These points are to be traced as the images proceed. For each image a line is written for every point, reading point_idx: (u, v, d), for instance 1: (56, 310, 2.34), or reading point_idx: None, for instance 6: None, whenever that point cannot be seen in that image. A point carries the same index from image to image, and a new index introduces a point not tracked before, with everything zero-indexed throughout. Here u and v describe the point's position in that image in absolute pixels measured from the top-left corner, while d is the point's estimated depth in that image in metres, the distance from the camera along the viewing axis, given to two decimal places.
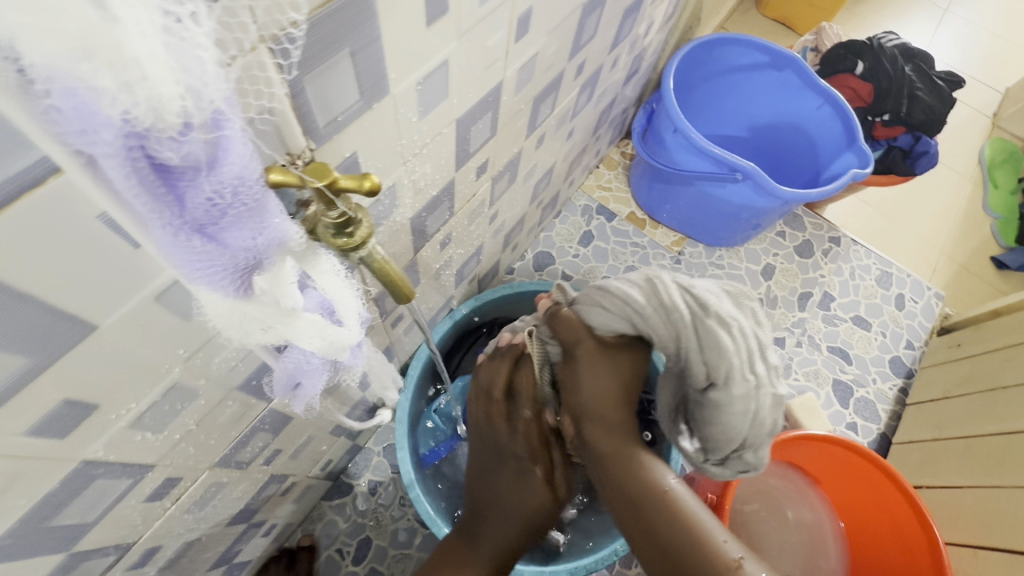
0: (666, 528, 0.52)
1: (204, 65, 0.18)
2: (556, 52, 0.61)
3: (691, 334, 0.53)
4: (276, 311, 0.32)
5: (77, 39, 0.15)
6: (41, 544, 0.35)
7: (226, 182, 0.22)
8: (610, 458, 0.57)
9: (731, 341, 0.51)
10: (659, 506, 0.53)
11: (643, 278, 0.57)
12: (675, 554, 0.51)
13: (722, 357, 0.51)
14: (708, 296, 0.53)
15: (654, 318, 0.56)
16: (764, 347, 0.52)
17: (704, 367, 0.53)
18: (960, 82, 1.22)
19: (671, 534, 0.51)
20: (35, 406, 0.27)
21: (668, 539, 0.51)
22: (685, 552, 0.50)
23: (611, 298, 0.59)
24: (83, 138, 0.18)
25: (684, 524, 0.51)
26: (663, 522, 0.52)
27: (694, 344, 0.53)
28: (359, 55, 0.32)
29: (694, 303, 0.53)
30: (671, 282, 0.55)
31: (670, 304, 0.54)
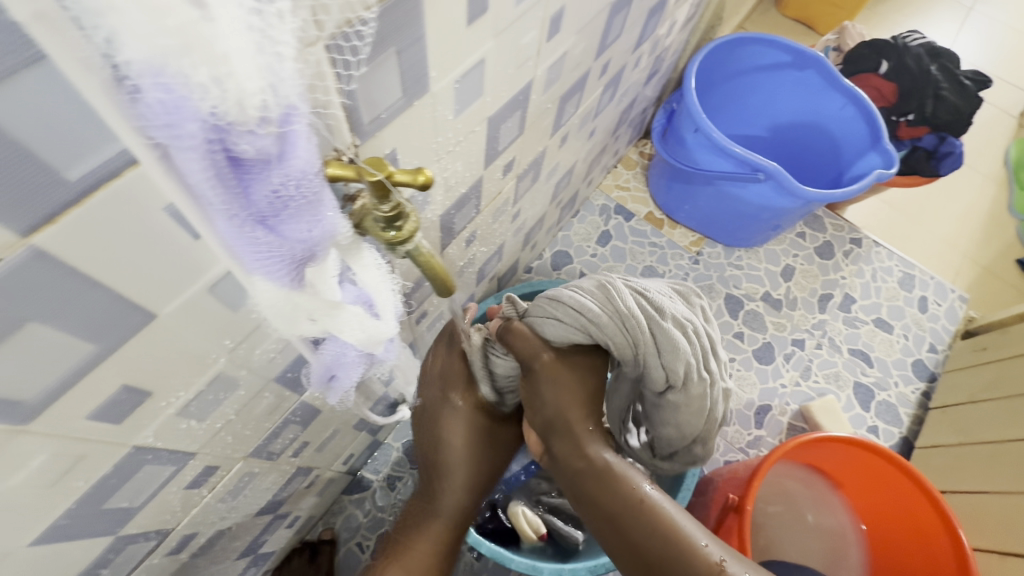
0: (649, 542, 0.48)
1: (282, 62, 0.19)
2: (583, 52, 0.62)
3: (649, 340, 0.52)
4: (323, 303, 0.33)
5: (180, 36, 0.16)
6: (92, 525, 0.37)
7: (291, 176, 0.23)
8: (586, 473, 0.51)
9: (686, 341, 0.53)
10: (641, 517, 0.49)
11: (596, 288, 0.54)
12: (657, 566, 0.48)
13: (679, 358, 0.52)
14: (658, 301, 0.54)
15: (611, 326, 0.52)
16: (711, 350, 0.56)
17: (663, 372, 0.53)
18: (987, 81, 1.20)
19: (653, 546, 0.48)
20: (97, 390, 0.28)
21: (651, 553, 0.48)
22: (667, 563, 0.47)
23: (565, 308, 0.53)
24: (168, 132, 0.19)
25: (666, 534, 0.48)
26: (642, 534, 0.48)
27: (654, 350, 0.52)
28: (403, 54, 0.32)
29: (647, 310, 0.53)
30: (623, 291, 0.53)
31: (627, 313, 0.52)
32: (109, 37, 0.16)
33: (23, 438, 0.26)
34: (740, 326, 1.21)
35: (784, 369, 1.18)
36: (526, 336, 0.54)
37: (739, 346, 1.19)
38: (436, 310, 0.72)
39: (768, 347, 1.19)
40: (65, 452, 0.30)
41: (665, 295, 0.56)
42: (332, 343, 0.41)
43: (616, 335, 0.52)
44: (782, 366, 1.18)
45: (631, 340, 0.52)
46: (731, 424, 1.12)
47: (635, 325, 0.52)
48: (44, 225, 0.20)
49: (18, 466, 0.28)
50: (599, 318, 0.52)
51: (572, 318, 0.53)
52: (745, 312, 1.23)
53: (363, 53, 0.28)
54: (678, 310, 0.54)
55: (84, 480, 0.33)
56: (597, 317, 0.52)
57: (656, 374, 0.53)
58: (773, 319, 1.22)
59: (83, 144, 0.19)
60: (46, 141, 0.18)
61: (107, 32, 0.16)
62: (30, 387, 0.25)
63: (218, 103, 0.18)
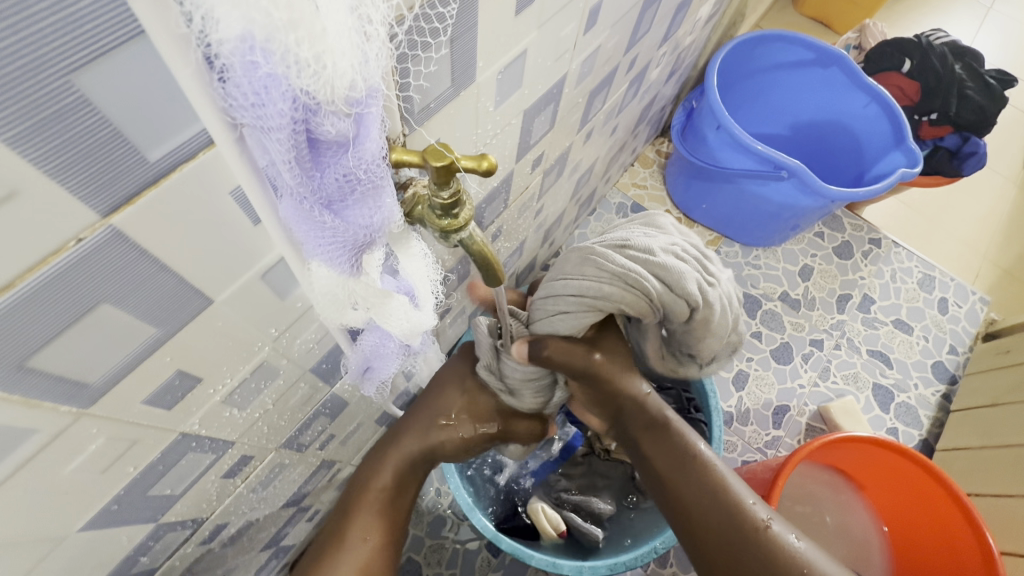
0: (699, 496, 0.50)
1: (369, 42, 0.19)
2: (615, 46, 0.61)
3: (659, 288, 0.48)
4: (374, 292, 0.33)
5: (283, 13, 0.17)
6: (137, 511, 0.37)
7: (364, 160, 0.23)
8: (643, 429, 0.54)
9: (680, 262, 0.49)
10: (694, 472, 0.51)
11: (581, 263, 0.48)
12: (706, 522, 0.50)
13: (687, 280, 0.49)
14: (643, 242, 0.49)
15: (621, 295, 0.48)
16: (705, 255, 0.53)
17: (683, 301, 0.49)
18: (1012, 81, 1.19)
19: (702, 501, 0.50)
20: (154, 374, 0.29)
21: (700, 508, 0.50)
22: (716, 521, 0.49)
23: (569, 300, 0.49)
24: (254, 112, 0.19)
25: (719, 493, 0.50)
26: (693, 489, 0.51)
27: (662, 289, 0.48)
28: (457, 41, 0.32)
29: (638, 260, 0.48)
30: (608, 250, 0.48)
31: (625, 272, 0.47)
32: (208, 15, 0.16)
33: (84, 421, 0.27)
34: (758, 326, 1.20)
35: (803, 369, 1.17)
36: (563, 348, 0.51)
37: (757, 346, 1.18)
38: (461, 305, 0.72)
39: (786, 348, 1.19)
40: (120, 436, 0.30)
41: (642, 230, 0.51)
42: (371, 334, 0.41)
43: (626, 299, 0.48)
44: (801, 367, 1.17)
45: (641, 296, 0.48)
46: (749, 424, 1.11)
47: (643, 283, 0.47)
48: (124, 204, 0.20)
49: (77, 450, 0.28)
50: (605, 287, 0.47)
51: (581, 306, 0.49)
52: (763, 312, 1.22)
53: (447, 24, 0.29)
54: (661, 240, 0.50)
55: (134, 465, 0.33)
56: (602, 288, 0.47)
57: (678, 310, 0.50)
58: (791, 319, 1.21)
59: (165, 122, 0.19)
60: (133, 119, 0.18)
61: (207, 9, 0.16)
62: (95, 369, 0.25)
63: (308, 83, 0.18)
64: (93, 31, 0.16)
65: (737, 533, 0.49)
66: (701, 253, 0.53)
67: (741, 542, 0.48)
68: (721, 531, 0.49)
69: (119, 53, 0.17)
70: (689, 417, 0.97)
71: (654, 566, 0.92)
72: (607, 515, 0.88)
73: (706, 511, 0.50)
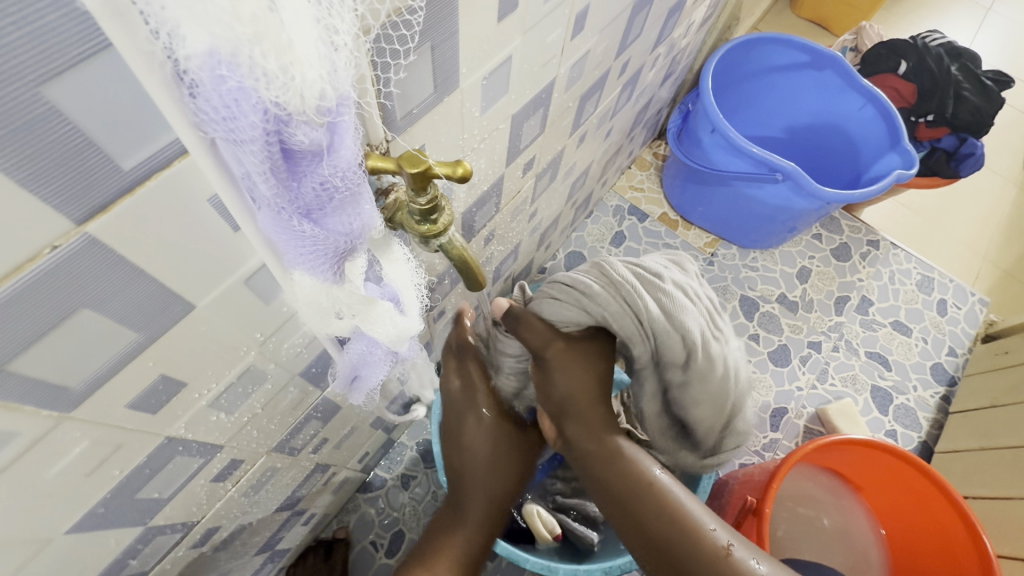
0: (659, 523, 0.49)
1: (337, 51, 0.20)
2: (605, 50, 0.62)
3: (650, 308, 0.53)
4: (357, 299, 0.33)
5: (249, 25, 0.17)
6: (125, 514, 0.37)
7: (339, 168, 0.23)
8: (596, 454, 0.53)
9: (685, 298, 0.55)
10: (652, 498, 0.50)
11: (591, 269, 0.56)
12: (662, 545, 0.49)
13: (688, 317, 0.54)
14: (655, 268, 0.56)
15: (609, 302, 0.53)
16: (716, 311, 0.59)
17: (680, 339, 0.54)
18: (1010, 81, 1.19)
19: (661, 527, 0.49)
20: (136, 380, 0.29)
21: (660, 535, 0.49)
22: (672, 544, 0.49)
23: (563, 290, 0.55)
24: (226, 125, 0.19)
25: (674, 517, 0.49)
26: (653, 516, 0.50)
27: (659, 313, 0.53)
28: (437, 48, 0.32)
29: (645, 279, 0.54)
30: (621, 266, 0.55)
31: (623, 283, 0.53)
32: (175, 31, 0.16)
33: (66, 425, 0.27)
34: (755, 328, 1.20)
35: (800, 371, 1.17)
36: (535, 326, 0.54)
37: (755, 348, 1.18)
38: (454, 309, 0.72)
39: (784, 350, 1.18)
40: (104, 439, 0.30)
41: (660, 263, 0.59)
42: (359, 341, 0.41)
43: (615, 306, 0.53)
44: (799, 369, 1.17)
45: (633, 314, 0.53)
46: None
47: (636, 298, 0.53)
48: (99, 212, 0.21)
49: (61, 454, 0.28)
50: (604, 299, 0.53)
51: (575, 304, 0.53)
52: (761, 314, 1.22)
53: (411, 42, 0.29)
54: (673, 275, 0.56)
55: (120, 469, 0.33)
56: (601, 295, 0.53)
57: (669, 344, 0.54)
58: (788, 321, 1.21)
59: (140, 132, 0.20)
60: (106, 129, 0.19)
61: (174, 25, 0.16)
62: (76, 374, 0.25)
63: (278, 93, 0.19)
64: (62, 44, 0.16)
65: (694, 555, 0.48)
66: (712, 307, 0.58)
67: (701, 564, 0.48)
68: (682, 556, 0.48)
69: (89, 64, 0.17)
70: None
71: None
72: (602, 517, 0.88)
73: (666, 538, 0.49)
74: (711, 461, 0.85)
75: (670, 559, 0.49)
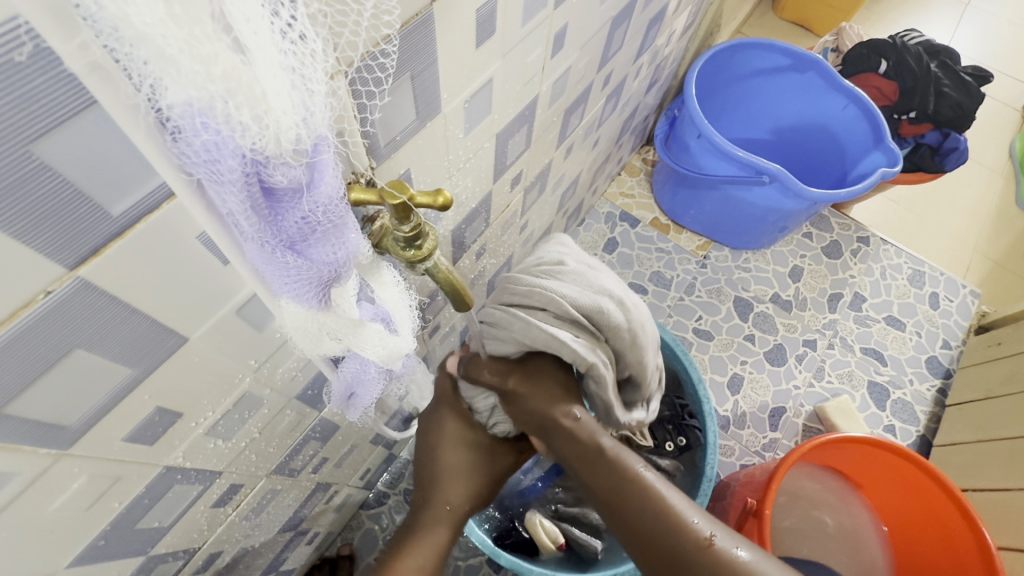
0: (643, 519, 0.48)
1: (313, 96, 0.21)
2: (586, 65, 0.63)
3: (564, 301, 0.50)
4: (346, 322, 0.34)
5: (224, 81, 0.18)
6: (126, 545, 0.38)
7: (320, 203, 0.24)
8: (580, 456, 0.51)
9: (583, 280, 0.53)
10: (634, 497, 0.49)
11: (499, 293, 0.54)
12: (648, 541, 0.48)
13: (592, 295, 0.52)
14: (551, 263, 0.55)
15: (522, 320, 0.50)
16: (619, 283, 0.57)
17: (597, 318, 0.52)
18: (988, 76, 1.21)
19: (646, 523, 0.48)
20: (134, 414, 0.30)
21: (644, 530, 0.48)
22: (657, 537, 0.47)
23: (484, 326, 0.53)
24: (208, 167, 0.20)
25: (658, 511, 0.48)
26: (634, 512, 0.48)
27: (572, 308, 0.51)
28: (418, 77, 0.33)
29: (546, 277, 0.53)
30: (521, 277, 0.54)
31: (531, 291, 0.51)
32: (155, 84, 0.17)
33: (64, 461, 0.28)
34: (751, 328, 1.21)
35: (797, 370, 1.17)
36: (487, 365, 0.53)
37: (751, 348, 1.19)
38: (450, 323, 0.73)
39: (780, 349, 1.19)
40: (102, 473, 0.31)
41: (559, 250, 0.58)
42: (352, 361, 0.42)
43: (533, 316, 0.50)
44: (795, 368, 1.17)
45: (548, 325, 0.49)
46: (746, 427, 1.11)
47: (548, 301, 0.50)
48: (90, 256, 0.21)
49: (59, 489, 0.29)
50: (518, 314, 0.50)
51: (497, 334, 0.52)
52: (756, 314, 1.22)
53: (386, 83, 0.30)
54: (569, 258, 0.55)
55: (119, 501, 0.34)
56: (515, 314, 0.50)
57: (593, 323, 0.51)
58: (783, 320, 1.22)
59: (125, 180, 0.21)
60: (92, 179, 0.20)
61: (155, 78, 0.17)
62: (71, 412, 0.26)
63: (256, 140, 0.20)
64: (48, 104, 0.17)
65: (678, 548, 0.47)
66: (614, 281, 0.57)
67: (686, 557, 0.46)
68: (670, 553, 0.47)
69: (75, 122, 0.18)
70: (682, 424, 0.95)
71: None
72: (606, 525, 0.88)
73: (650, 534, 0.48)
74: (710, 465, 0.86)
75: (657, 554, 0.48)
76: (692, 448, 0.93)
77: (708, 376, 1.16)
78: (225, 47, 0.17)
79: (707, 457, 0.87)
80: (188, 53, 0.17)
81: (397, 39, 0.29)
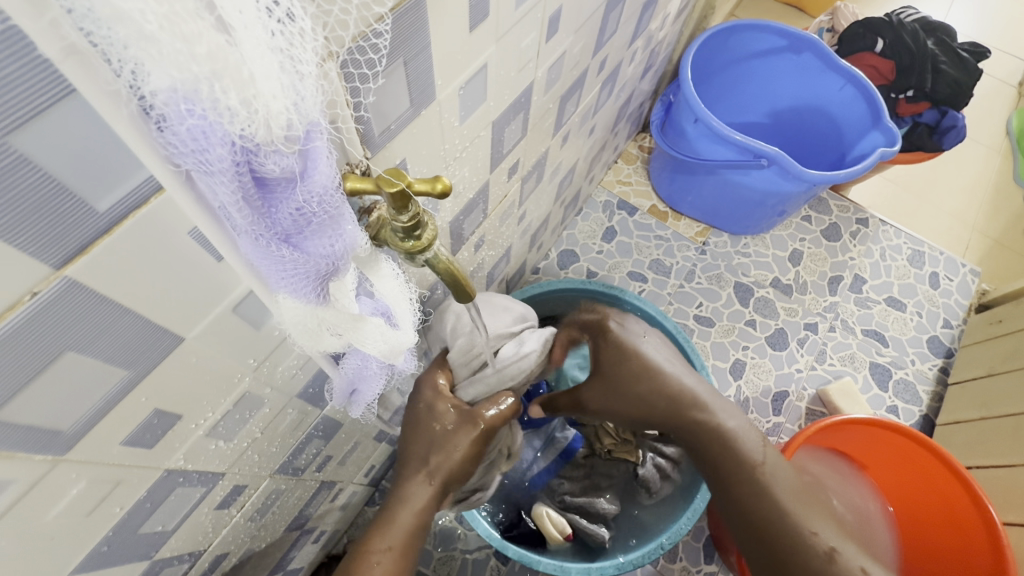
0: (763, 515, 0.56)
1: (302, 79, 0.20)
2: (581, 50, 0.62)
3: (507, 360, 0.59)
4: (345, 317, 0.33)
5: (209, 62, 0.17)
6: (129, 551, 0.37)
7: (314, 192, 0.23)
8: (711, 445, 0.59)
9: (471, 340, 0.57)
10: (758, 493, 0.56)
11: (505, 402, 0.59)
12: (765, 535, 0.56)
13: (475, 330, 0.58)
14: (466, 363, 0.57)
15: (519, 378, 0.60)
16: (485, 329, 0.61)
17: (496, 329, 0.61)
18: (986, 52, 1.19)
19: (765, 520, 0.56)
20: (130, 418, 0.29)
21: (764, 524, 0.56)
22: (776, 534, 0.55)
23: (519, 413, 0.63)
24: (195, 157, 0.19)
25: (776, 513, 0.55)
26: (759, 508, 0.56)
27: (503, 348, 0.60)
28: (412, 63, 0.32)
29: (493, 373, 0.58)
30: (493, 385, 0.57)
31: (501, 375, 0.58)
32: (136, 69, 0.16)
33: (62, 467, 0.27)
34: (751, 314, 1.20)
35: (799, 354, 1.17)
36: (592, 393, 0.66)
37: (752, 334, 1.18)
38: None
39: (781, 334, 1.18)
40: (101, 479, 0.30)
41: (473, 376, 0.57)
42: (354, 357, 0.42)
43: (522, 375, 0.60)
44: (797, 352, 1.17)
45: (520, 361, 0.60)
46: (750, 413, 1.11)
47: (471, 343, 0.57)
48: (77, 255, 0.21)
49: (59, 496, 0.28)
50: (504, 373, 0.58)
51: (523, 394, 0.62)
52: (756, 299, 1.22)
53: (378, 64, 0.29)
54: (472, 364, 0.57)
55: (120, 505, 0.33)
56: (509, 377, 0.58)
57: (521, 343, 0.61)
58: (784, 304, 1.22)
59: (111, 173, 0.20)
60: (76, 172, 0.19)
61: (135, 62, 0.16)
62: (66, 416, 0.25)
63: (245, 125, 0.19)
64: (24, 95, 0.16)
65: (795, 547, 0.54)
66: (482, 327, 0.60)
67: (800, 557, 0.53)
68: (786, 548, 0.54)
69: (52, 112, 0.17)
70: None
71: (664, 562, 0.94)
72: (612, 514, 0.88)
73: (769, 527, 0.55)
74: None
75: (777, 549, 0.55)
76: None
77: (710, 362, 1.16)
78: (208, 25, 0.17)
79: None
80: (168, 31, 0.16)
81: (392, 19, 0.28)
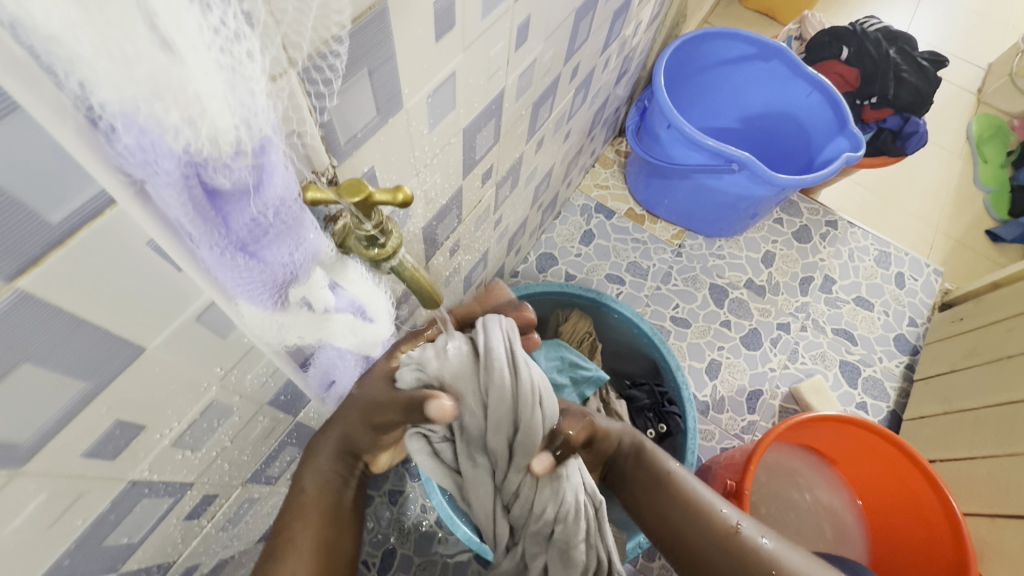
0: (700, 537, 0.55)
1: (252, 97, 0.21)
2: (552, 57, 0.63)
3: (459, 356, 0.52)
4: (308, 321, 0.34)
5: (149, 82, 0.18)
6: (96, 564, 0.37)
7: (270, 204, 0.24)
8: (647, 481, 0.61)
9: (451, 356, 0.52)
10: (693, 522, 0.56)
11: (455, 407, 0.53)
12: (700, 559, 0.55)
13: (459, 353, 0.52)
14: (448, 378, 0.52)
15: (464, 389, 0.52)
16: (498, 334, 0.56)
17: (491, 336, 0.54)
18: (944, 61, 1.25)
19: (701, 542, 0.55)
20: (91, 430, 0.29)
21: (700, 548, 0.55)
22: (707, 552, 0.55)
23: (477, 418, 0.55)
24: (144, 167, 0.20)
25: (707, 528, 0.55)
26: (693, 531, 0.56)
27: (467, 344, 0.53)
28: (376, 72, 0.33)
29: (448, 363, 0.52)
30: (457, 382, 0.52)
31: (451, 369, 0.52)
32: (83, 83, 0.17)
33: (19, 480, 0.27)
34: (726, 314, 1.23)
35: (772, 353, 1.20)
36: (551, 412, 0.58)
37: (727, 334, 1.21)
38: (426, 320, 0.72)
39: (755, 333, 1.21)
40: (62, 492, 0.30)
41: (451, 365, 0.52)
42: (324, 356, 0.44)
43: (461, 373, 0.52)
44: (770, 351, 1.20)
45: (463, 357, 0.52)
46: (725, 411, 1.13)
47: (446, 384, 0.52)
48: (29, 267, 0.20)
49: (16, 510, 0.27)
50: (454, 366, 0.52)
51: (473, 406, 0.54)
52: (731, 300, 1.24)
53: (337, 77, 0.29)
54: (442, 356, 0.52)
55: (82, 518, 0.33)
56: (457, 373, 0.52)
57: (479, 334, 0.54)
58: (757, 305, 1.24)
59: (61, 188, 0.20)
60: (26, 186, 0.19)
61: (81, 76, 0.17)
62: (21, 431, 0.25)
63: (192, 140, 0.20)
64: None
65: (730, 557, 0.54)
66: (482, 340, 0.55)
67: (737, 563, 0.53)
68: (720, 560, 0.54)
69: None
70: (663, 411, 0.98)
71: (643, 561, 0.95)
72: None
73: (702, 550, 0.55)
74: (691, 450, 0.86)
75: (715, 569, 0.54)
76: (672, 433, 0.97)
77: (686, 363, 1.17)
78: (150, 43, 0.17)
79: (687, 442, 0.88)
80: (109, 56, 0.16)
81: (352, 32, 0.29)
